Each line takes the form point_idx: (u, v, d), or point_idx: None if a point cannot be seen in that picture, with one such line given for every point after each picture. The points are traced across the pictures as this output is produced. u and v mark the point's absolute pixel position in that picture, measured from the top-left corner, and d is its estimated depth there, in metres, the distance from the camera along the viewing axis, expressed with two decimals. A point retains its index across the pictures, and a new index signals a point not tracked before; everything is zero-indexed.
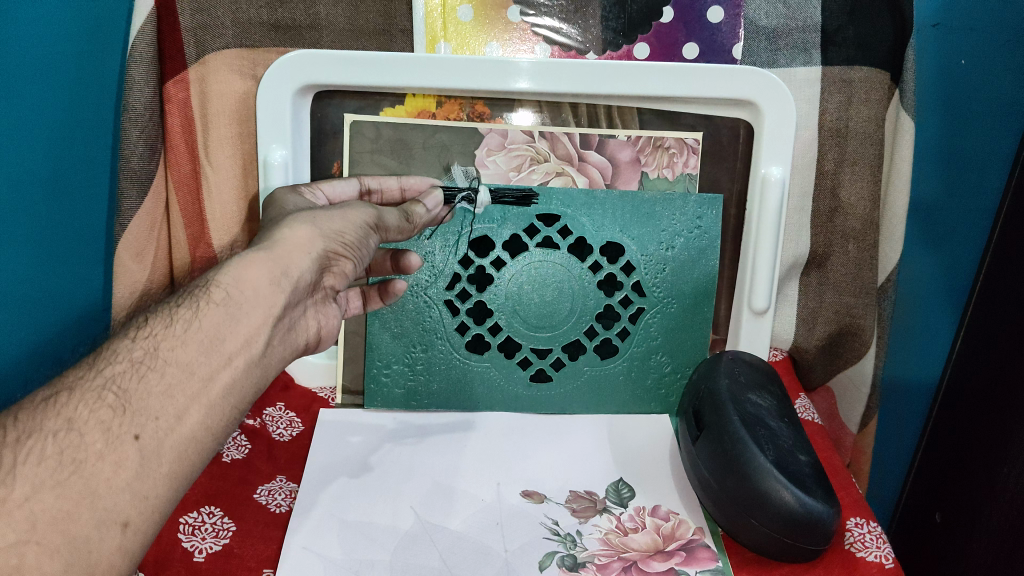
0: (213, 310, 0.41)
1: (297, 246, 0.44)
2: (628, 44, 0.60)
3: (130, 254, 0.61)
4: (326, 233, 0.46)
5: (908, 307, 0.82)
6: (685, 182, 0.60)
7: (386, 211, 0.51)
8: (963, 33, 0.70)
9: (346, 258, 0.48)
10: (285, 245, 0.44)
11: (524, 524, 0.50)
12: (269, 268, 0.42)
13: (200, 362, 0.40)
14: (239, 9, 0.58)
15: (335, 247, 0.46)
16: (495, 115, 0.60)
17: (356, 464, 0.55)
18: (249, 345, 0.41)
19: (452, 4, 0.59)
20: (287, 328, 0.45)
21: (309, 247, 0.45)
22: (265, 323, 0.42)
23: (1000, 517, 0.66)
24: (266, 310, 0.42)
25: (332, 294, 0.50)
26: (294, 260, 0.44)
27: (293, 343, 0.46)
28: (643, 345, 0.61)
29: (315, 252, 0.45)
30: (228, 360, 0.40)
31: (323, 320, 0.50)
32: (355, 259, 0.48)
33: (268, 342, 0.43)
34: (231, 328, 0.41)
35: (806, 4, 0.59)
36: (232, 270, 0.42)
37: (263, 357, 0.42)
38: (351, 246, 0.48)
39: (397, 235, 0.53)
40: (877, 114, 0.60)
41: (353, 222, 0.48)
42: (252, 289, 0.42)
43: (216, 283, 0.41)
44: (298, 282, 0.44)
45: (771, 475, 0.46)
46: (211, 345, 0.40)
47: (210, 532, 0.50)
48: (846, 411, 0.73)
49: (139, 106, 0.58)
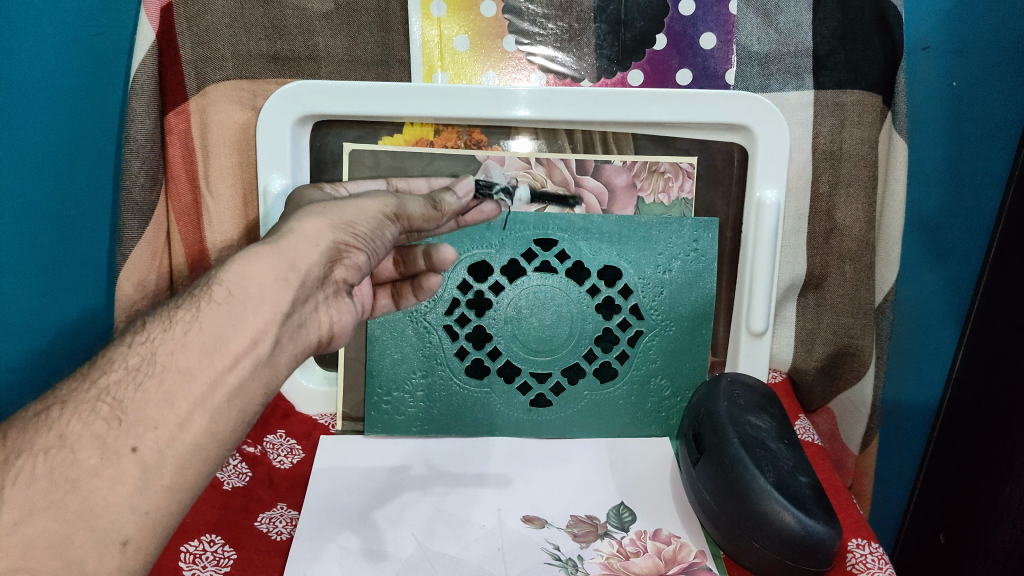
0: (214, 309, 0.40)
1: (306, 238, 0.43)
2: (622, 71, 0.61)
3: (133, 281, 0.62)
4: (339, 222, 0.45)
5: (909, 329, 0.82)
6: (682, 207, 0.61)
7: (411, 200, 0.50)
8: (953, 56, 0.71)
9: (359, 250, 0.46)
10: (292, 240, 0.43)
11: (524, 549, 0.50)
12: (274, 263, 0.41)
13: (203, 366, 0.39)
14: (239, 42, 0.59)
15: (347, 239, 0.45)
16: (491, 143, 0.61)
17: (360, 492, 0.55)
18: (255, 346, 0.40)
19: (447, 35, 0.60)
20: (297, 327, 0.44)
21: (319, 239, 0.44)
22: (271, 322, 0.41)
23: (1005, 537, 0.65)
24: (272, 308, 0.41)
25: (346, 288, 0.48)
26: (301, 250, 0.43)
27: (302, 342, 0.45)
28: (642, 367, 0.61)
29: (324, 244, 0.44)
30: (233, 362, 0.39)
31: (336, 314, 0.48)
32: (369, 251, 0.47)
33: (275, 341, 0.41)
34: (235, 328, 0.40)
35: (797, 29, 0.60)
36: (236, 268, 0.41)
37: (271, 359, 0.41)
38: (364, 238, 0.46)
39: (430, 221, 0.52)
40: (870, 136, 0.61)
41: (365, 214, 0.47)
42: (258, 281, 0.41)
43: (218, 282, 0.41)
44: (306, 277, 0.43)
45: (772, 497, 0.46)
46: (213, 346, 0.39)
47: (210, 561, 0.50)
48: (847, 430, 0.73)
49: (140, 138, 0.59)
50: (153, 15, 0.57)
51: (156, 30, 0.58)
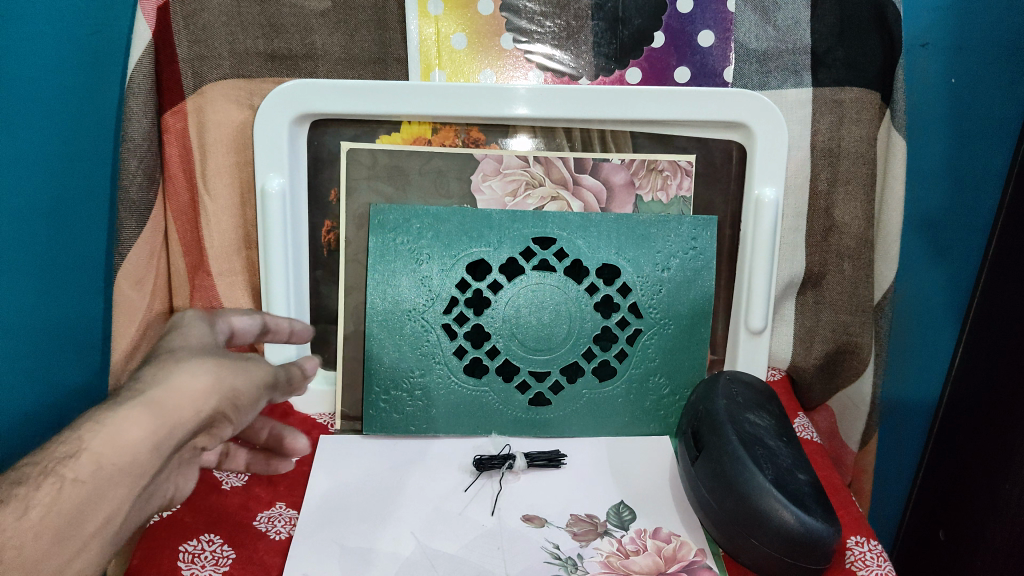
0: (75, 487, 0.33)
1: (189, 399, 0.36)
2: (620, 69, 0.61)
3: (129, 282, 0.61)
4: (225, 391, 0.37)
5: (906, 326, 0.82)
6: (680, 205, 0.61)
7: (273, 366, 0.43)
8: (951, 52, 0.71)
9: (229, 423, 0.39)
10: (173, 398, 0.35)
11: (523, 548, 0.50)
12: (152, 431, 0.34)
13: (54, 551, 0.33)
14: (236, 40, 0.59)
15: (225, 409, 0.38)
16: (490, 141, 0.61)
17: (359, 491, 0.55)
18: (107, 526, 0.35)
19: (445, 32, 0.60)
20: (147, 498, 0.38)
21: (201, 404, 0.36)
22: (129, 499, 0.35)
23: (1004, 533, 0.65)
24: (133, 483, 0.35)
25: (199, 449, 0.42)
26: (184, 412, 0.35)
27: (150, 509, 0.39)
28: (641, 366, 0.61)
29: (203, 414, 0.36)
30: (85, 544, 0.34)
31: (178, 483, 0.42)
32: (237, 424, 0.40)
33: (130, 518, 0.36)
34: (94, 510, 0.34)
35: (794, 26, 0.60)
36: (106, 431, 0.33)
37: (136, 511, 0.37)
38: (241, 411, 0.39)
39: (283, 394, 0.43)
40: (869, 133, 0.61)
41: (252, 379, 0.39)
42: (131, 448, 0.34)
43: (83, 449, 0.33)
44: (172, 448, 0.36)
45: (771, 495, 0.46)
46: (68, 530, 0.34)
47: (209, 560, 0.49)
48: (846, 429, 0.73)
49: (138, 137, 0.59)
50: (150, 14, 0.57)
51: (154, 30, 0.58)
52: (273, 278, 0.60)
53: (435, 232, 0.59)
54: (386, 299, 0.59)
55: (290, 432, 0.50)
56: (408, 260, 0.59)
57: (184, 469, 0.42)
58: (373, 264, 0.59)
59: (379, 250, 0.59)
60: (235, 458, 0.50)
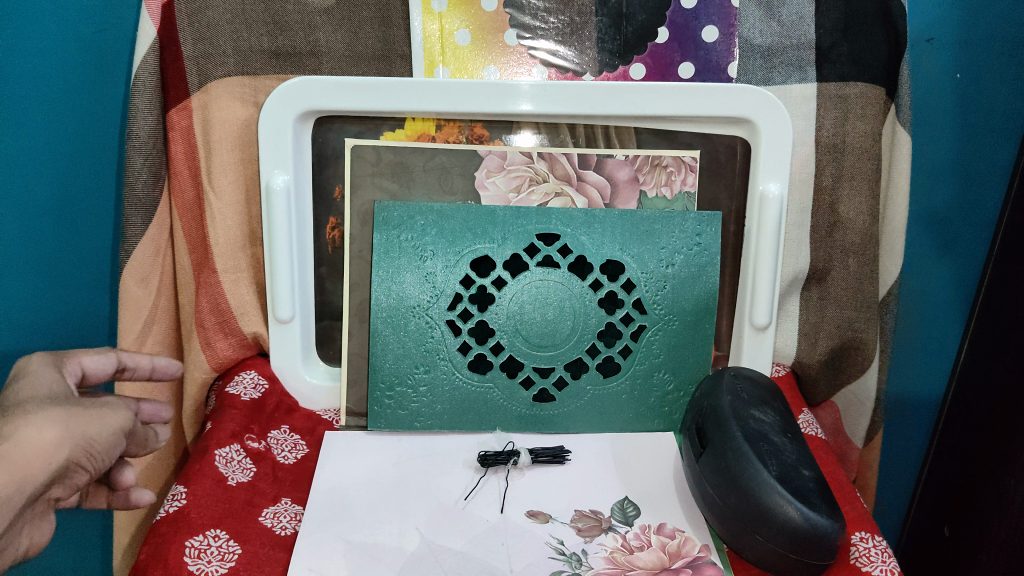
0: None
1: (39, 450, 0.40)
2: (624, 65, 0.61)
3: (135, 278, 0.62)
4: (77, 439, 0.42)
5: (912, 323, 0.81)
6: (684, 201, 0.61)
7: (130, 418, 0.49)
8: (957, 47, 0.71)
9: (83, 471, 0.43)
10: (24, 449, 0.40)
11: (528, 544, 0.50)
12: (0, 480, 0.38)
13: None
14: (241, 37, 0.59)
15: (79, 459, 0.42)
16: (494, 138, 0.61)
17: (364, 486, 0.55)
18: None
19: (449, 29, 0.60)
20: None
21: (54, 454, 0.41)
22: None
23: (1010, 529, 0.65)
24: None
25: (53, 502, 0.44)
26: (32, 463, 0.40)
27: None
28: (645, 362, 0.61)
29: (58, 463, 0.41)
30: None
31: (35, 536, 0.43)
32: (92, 471, 0.44)
33: None
34: None
35: (799, 21, 0.60)
36: None
37: None
38: (98, 457, 0.44)
39: (136, 451, 0.50)
40: (874, 128, 0.61)
41: (107, 429, 0.44)
42: None
43: None
44: (30, 495, 0.40)
45: (777, 491, 0.46)
46: None
47: (215, 555, 0.49)
48: (851, 425, 0.73)
49: (143, 134, 0.60)
50: (155, 12, 0.58)
51: (158, 28, 0.58)
52: (278, 274, 0.61)
53: (439, 229, 0.60)
54: (390, 295, 0.60)
55: (120, 464, 0.51)
56: (412, 256, 0.59)
57: (40, 522, 0.44)
58: (378, 260, 0.59)
59: (384, 247, 0.59)
60: (95, 496, 0.51)
